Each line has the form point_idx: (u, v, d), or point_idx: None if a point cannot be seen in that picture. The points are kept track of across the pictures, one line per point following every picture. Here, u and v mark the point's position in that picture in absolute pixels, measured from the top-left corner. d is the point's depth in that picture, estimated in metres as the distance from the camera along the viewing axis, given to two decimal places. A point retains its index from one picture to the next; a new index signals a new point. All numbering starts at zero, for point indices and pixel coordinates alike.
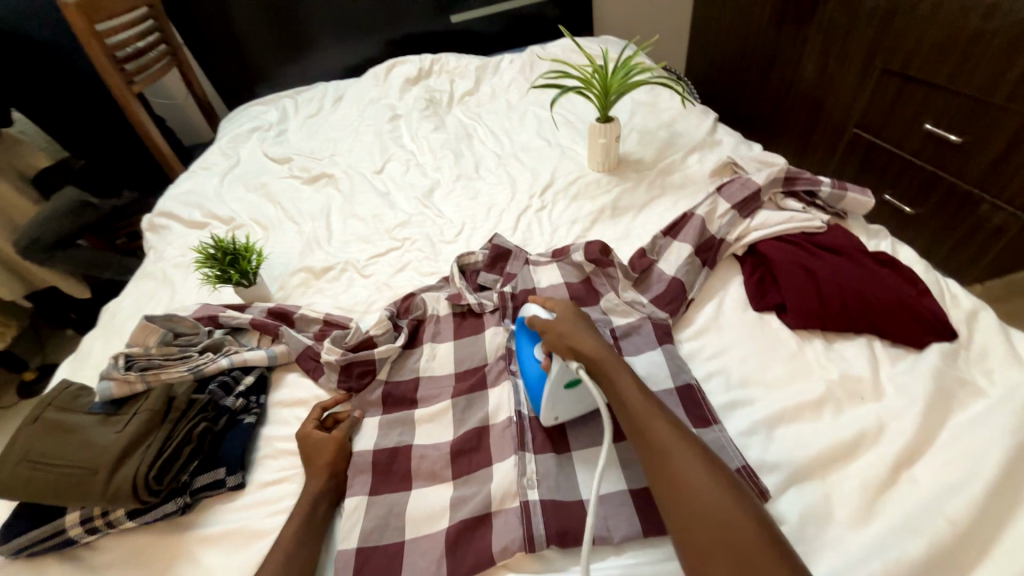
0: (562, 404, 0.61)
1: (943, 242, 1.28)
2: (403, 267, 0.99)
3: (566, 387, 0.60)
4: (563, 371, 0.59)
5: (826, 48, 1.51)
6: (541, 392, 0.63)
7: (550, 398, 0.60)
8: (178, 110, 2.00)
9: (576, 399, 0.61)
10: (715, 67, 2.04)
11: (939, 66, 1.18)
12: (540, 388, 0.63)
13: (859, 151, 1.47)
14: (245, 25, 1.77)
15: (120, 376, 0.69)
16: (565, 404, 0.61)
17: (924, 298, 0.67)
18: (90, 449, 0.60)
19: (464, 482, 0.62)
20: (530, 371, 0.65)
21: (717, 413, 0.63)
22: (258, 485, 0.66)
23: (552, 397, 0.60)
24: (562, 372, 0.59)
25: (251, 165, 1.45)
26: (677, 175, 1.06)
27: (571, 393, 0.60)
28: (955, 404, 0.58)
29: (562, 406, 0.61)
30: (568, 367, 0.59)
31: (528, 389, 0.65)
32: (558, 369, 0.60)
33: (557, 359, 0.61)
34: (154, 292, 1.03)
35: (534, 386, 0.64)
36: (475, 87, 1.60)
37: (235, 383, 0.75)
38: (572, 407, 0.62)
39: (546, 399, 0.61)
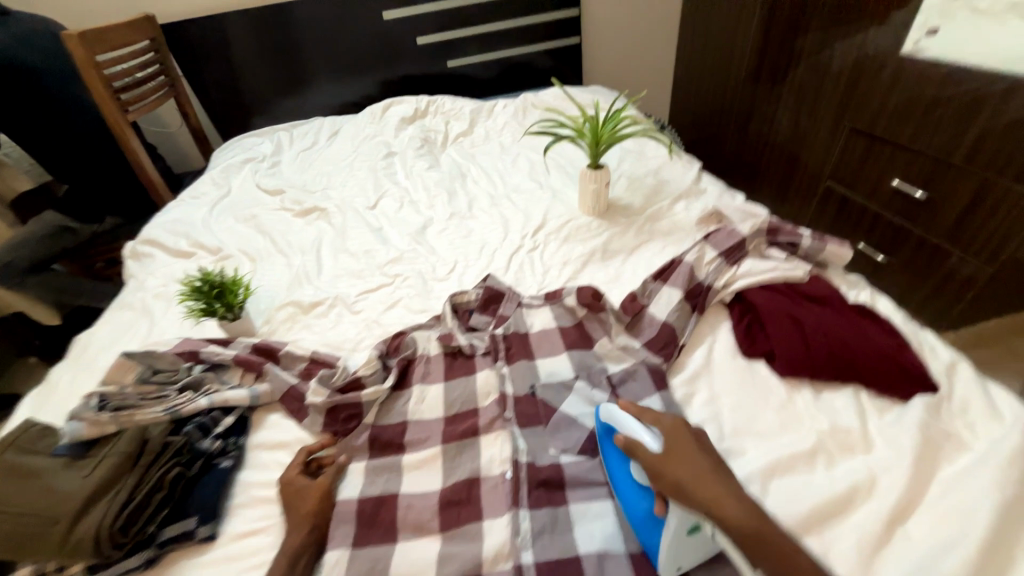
0: (684, 554, 0.52)
1: (918, 290, 1.34)
2: (394, 304, 0.98)
3: (689, 536, 0.50)
4: (684, 519, 0.50)
5: (798, 106, 1.62)
6: (654, 537, 0.53)
7: (670, 549, 0.51)
8: (170, 138, 2.01)
9: (698, 544, 0.52)
10: (697, 118, 2.16)
11: (901, 128, 1.28)
12: (654, 535, 0.53)
13: (834, 201, 1.56)
14: (247, 61, 1.82)
15: (92, 416, 0.64)
16: (686, 553, 0.52)
17: (905, 349, 0.69)
18: (49, 498, 0.56)
19: (452, 536, 0.59)
20: (634, 505, 0.55)
21: None
22: (232, 536, 0.62)
23: (672, 550, 0.51)
24: (681, 522, 0.50)
25: (242, 196, 1.45)
26: (664, 221, 1.10)
27: (692, 539, 0.51)
28: (941, 458, 0.58)
29: (683, 556, 0.52)
30: (690, 515, 0.50)
31: (635, 530, 0.56)
32: (678, 522, 0.50)
33: (674, 506, 0.51)
34: (131, 323, 1.00)
35: (643, 526, 0.54)
36: (470, 128, 1.66)
37: (213, 425, 0.71)
38: (694, 555, 0.53)
39: (665, 549, 0.51)
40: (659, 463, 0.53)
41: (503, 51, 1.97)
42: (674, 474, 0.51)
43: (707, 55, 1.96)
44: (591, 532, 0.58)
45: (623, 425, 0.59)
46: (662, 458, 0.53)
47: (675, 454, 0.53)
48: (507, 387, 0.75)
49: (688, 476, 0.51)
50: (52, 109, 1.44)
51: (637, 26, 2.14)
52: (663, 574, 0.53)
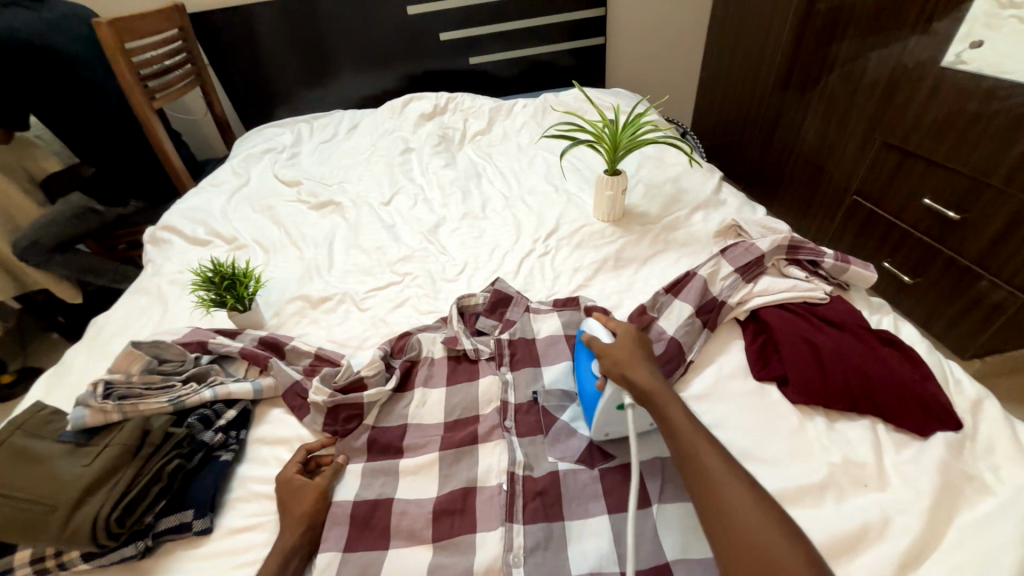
0: (610, 424, 0.64)
1: (942, 314, 1.28)
2: (402, 303, 0.98)
3: (616, 409, 0.62)
4: (613, 394, 0.62)
5: (828, 116, 1.56)
6: (592, 408, 0.66)
7: (599, 417, 0.63)
8: (195, 126, 2.04)
9: (625, 421, 0.64)
10: (721, 124, 2.11)
11: (937, 145, 1.22)
12: (593, 405, 0.66)
13: (859, 217, 1.50)
14: (271, 51, 1.84)
15: (97, 404, 0.65)
16: (614, 424, 0.64)
17: (929, 382, 0.66)
18: (52, 484, 0.57)
19: (445, 547, 0.58)
20: (585, 387, 0.69)
21: None
22: (226, 531, 0.62)
23: (600, 415, 0.63)
24: (612, 394, 0.62)
25: (260, 186, 1.46)
26: (681, 231, 1.07)
27: (618, 414, 0.63)
28: (961, 502, 0.55)
29: (611, 425, 0.64)
30: (618, 392, 0.62)
31: (583, 405, 0.69)
32: (609, 391, 0.62)
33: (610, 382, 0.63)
34: (145, 309, 1.02)
35: (587, 402, 0.67)
36: (488, 127, 1.64)
37: (215, 417, 0.72)
38: (622, 427, 0.64)
39: (595, 415, 0.64)
40: (611, 352, 0.66)
41: (526, 50, 1.95)
42: (616, 356, 0.65)
43: (736, 59, 1.91)
44: (585, 550, 0.57)
45: (592, 329, 0.72)
46: (610, 347, 0.67)
47: (620, 346, 0.66)
48: (508, 395, 0.74)
49: (624, 358, 0.64)
50: (82, 93, 1.47)
51: (665, 28, 2.09)
52: (594, 436, 0.65)
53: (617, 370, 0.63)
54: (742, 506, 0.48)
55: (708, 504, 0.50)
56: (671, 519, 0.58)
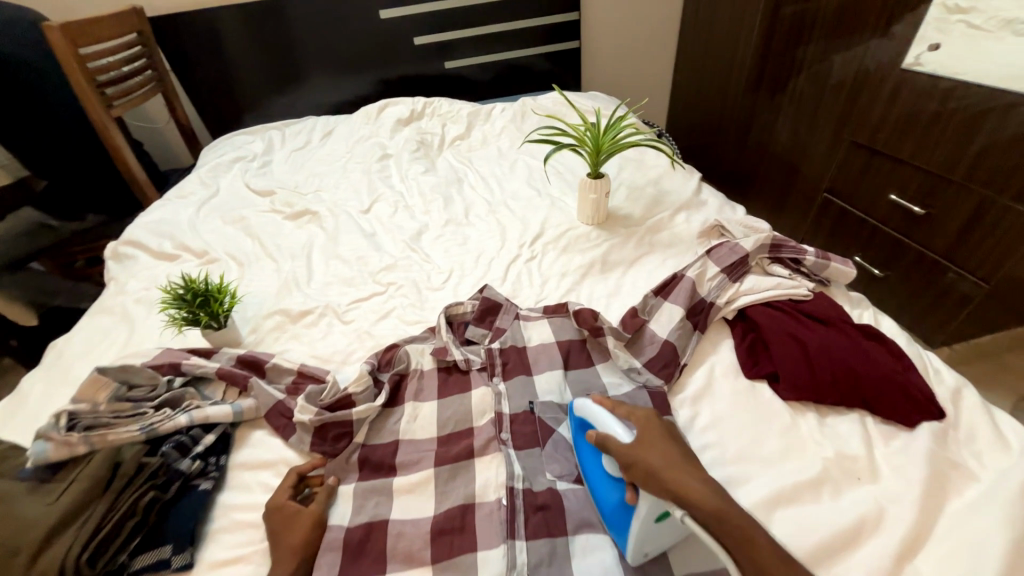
0: (652, 540, 0.52)
1: (915, 305, 1.33)
2: (386, 314, 0.95)
3: (656, 524, 0.51)
4: (653, 507, 0.50)
5: (797, 117, 1.62)
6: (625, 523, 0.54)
7: (639, 537, 0.51)
8: (157, 135, 1.95)
9: (668, 532, 0.52)
10: (694, 126, 2.15)
11: (901, 143, 1.28)
12: (624, 520, 0.55)
13: (831, 214, 1.56)
14: (238, 57, 1.77)
15: (60, 436, 0.60)
16: (658, 539, 0.52)
17: (911, 373, 0.68)
18: (12, 528, 0.52)
19: (445, 568, 0.56)
20: (608, 496, 0.57)
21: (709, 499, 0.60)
22: (209, 565, 0.58)
23: (640, 535, 0.51)
24: (649, 509, 0.50)
25: (231, 196, 1.40)
26: (665, 233, 1.08)
27: (661, 527, 0.51)
28: (950, 490, 0.57)
29: (652, 543, 0.53)
30: (658, 501, 0.50)
31: (608, 520, 0.57)
32: (646, 507, 0.50)
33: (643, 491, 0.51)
34: (110, 330, 0.96)
35: (617, 515, 0.56)
36: (467, 131, 1.63)
37: (193, 443, 0.67)
38: (663, 543, 0.53)
39: (633, 535, 0.52)
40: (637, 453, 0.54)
41: (502, 54, 1.95)
42: (647, 467, 0.52)
43: (707, 63, 1.96)
44: (590, 565, 0.55)
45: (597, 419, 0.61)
46: (637, 450, 0.54)
47: (647, 449, 0.54)
48: (503, 406, 0.72)
49: (659, 465, 0.51)
50: (32, 102, 1.38)
51: (637, 32, 2.12)
52: (630, 559, 0.54)
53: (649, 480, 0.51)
54: (771, 561, 0.44)
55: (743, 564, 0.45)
56: None
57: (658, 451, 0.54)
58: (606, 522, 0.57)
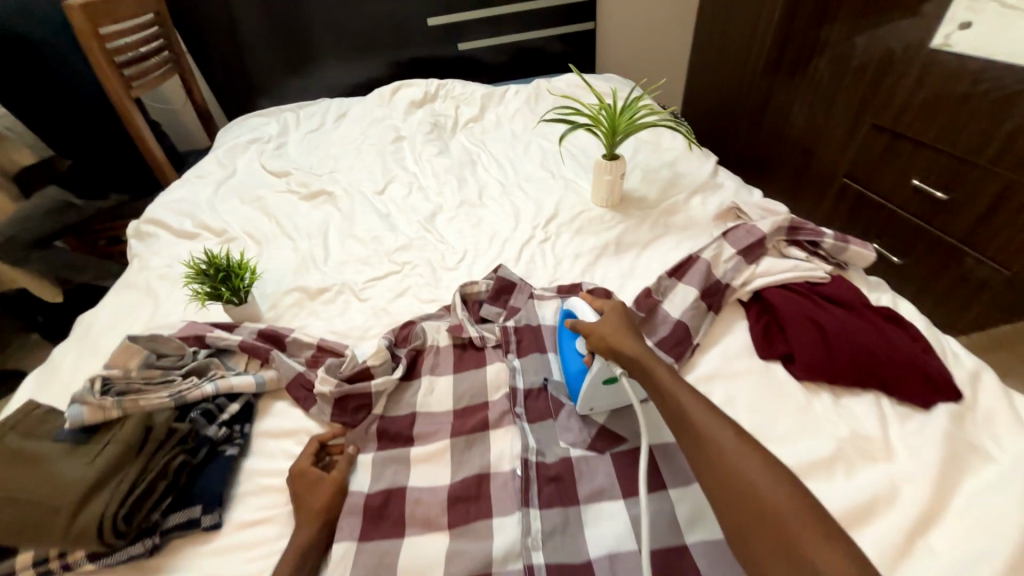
0: (599, 398, 0.66)
1: (931, 292, 1.31)
2: (402, 292, 0.96)
3: (604, 383, 0.64)
4: (603, 369, 0.64)
5: (816, 100, 1.58)
6: (580, 385, 0.68)
7: (589, 392, 0.65)
8: (174, 116, 1.97)
9: (614, 394, 0.66)
10: (711, 110, 2.11)
11: (926, 127, 1.24)
12: (579, 382, 0.68)
13: (849, 199, 1.53)
14: (253, 37, 1.77)
15: (95, 401, 0.63)
16: (603, 399, 0.66)
17: (929, 356, 0.68)
18: (54, 485, 0.55)
19: (462, 533, 0.58)
20: (572, 364, 0.70)
21: None
22: (236, 526, 0.61)
23: (590, 389, 0.65)
24: (599, 369, 0.64)
25: (248, 177, 1.42)
26: (680, 215, 1.07)
27: (608, 388, 0.65)
28: (965, 470, 0.57)
29: (598, 399, 0.66)
30: (608, 366, 0.64)
31: (569, 382, 0.70)
32: (598, 366, 0.64)
33: (598, 356, 0.65)
34: (135, 304, 0.99)
35: (575, 379, 0.69)
36: (480, 113, 1.62)
37: (218, 411, 0.70)
38: (607, 401, 0.67)
39: (584, 392, 0.66)
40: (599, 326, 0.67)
41: (517, 35, 1.92)
42: (599, 335, 0.65)
43: (726, 44, 1.91)
44: (602, 533, 0.57)
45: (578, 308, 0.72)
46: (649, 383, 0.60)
47: (603, 322, 0.67)
48: (517, 381, 0.73)
49: (608, 333, 0.65)
50: (54, 82, 1.40)
51: (654, 12, 2.07)
52: (579, 410, 0.68)
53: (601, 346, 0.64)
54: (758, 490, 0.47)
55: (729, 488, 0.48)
56: (684, 501, 0.59)
57: (612, 327, 0.66)
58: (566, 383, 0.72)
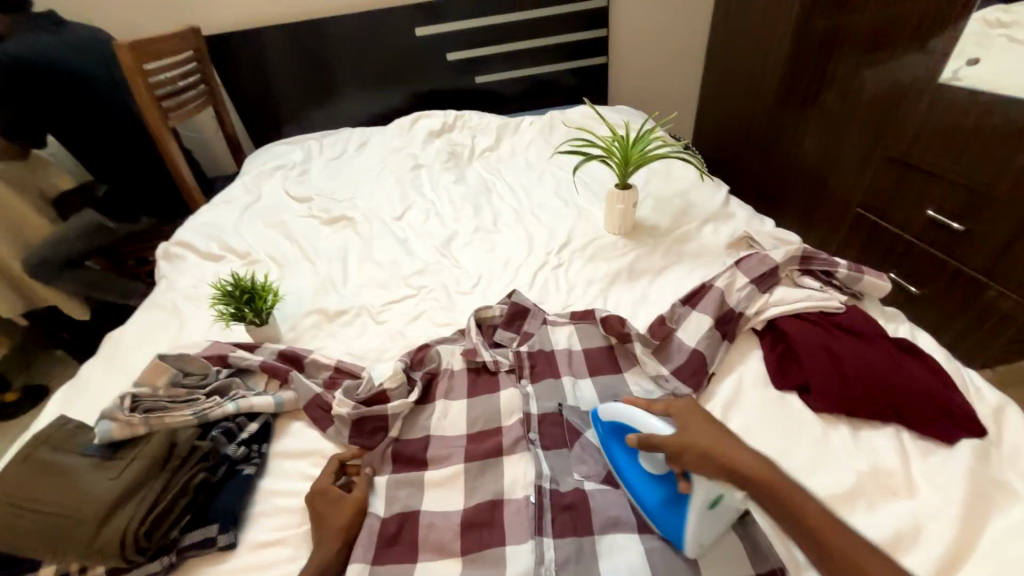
0: (706, 530, 0.54)
1: (952, 323, 1.29)
2: (418, 316, 0.98)
3: (711, 509, 0.53)
4: (706, 490, 0.53)
5: (827, 131, 1.60)
6: (677, 517, 0.55)
7: (697, 526, 0.53)
8: (205, 144, 2.08)
9: (719, 520, 0.54)
10: (721, 139, 2.15)
11: (938, 157, 1.25)
12: (675, 516, 0.55)
13: (863, 228, 1.52)
14: (282, 72, 1.88)
15: (123, 417, 0.65)
16: (711, 529, 0.54)
17: (951, 389, 0.66)
18: (79, 499, 0.57)
19: (474, 560, 0.58)
20: (652, 492, 0.58)
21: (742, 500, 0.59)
22: (251, 546, 0.61)
23: (699, 524, 0.53)
24: (704, 493, 0.53)
25: (272, 202, 1.48)
26: (692, 243, 1.08)
27: (715, 514, 0.53)
28: (992, 510, 0.55)
29: (706, 533, 0.54)
30: (710, 483, 0.54)
31: (657, 518, 0.57)
32: (702, 490, 0.53)
33: (697, 477, 0.55)
34: (162, 323, 1.02)
35: (666, 512, 0.56)
36: (496, 143, 1.67)
37: (238, 430, 0.72)
38: (714, 532, 0.54)
39: (690, 524, 0.53)
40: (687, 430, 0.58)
41: (532, 69, 2.00)
42: (696, 447, 0.56)
43: (736, 78, 1.96)
44: (616, 564, 0.56)
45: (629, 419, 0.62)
46: (679, 436, 0.58)
47: (693, 430, 0.58)
48: (531, 407, 0.74)
49: (710, 444, 0.56)
50: (99, 113, 1.50)
51: (665, 47, 2.15)
52: (687, 552, 0.54)
53: (699, 460, 0.55)
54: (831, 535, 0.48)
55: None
56: None
57: (703, 435, 0.57)
58: (652, 520, 0.58)
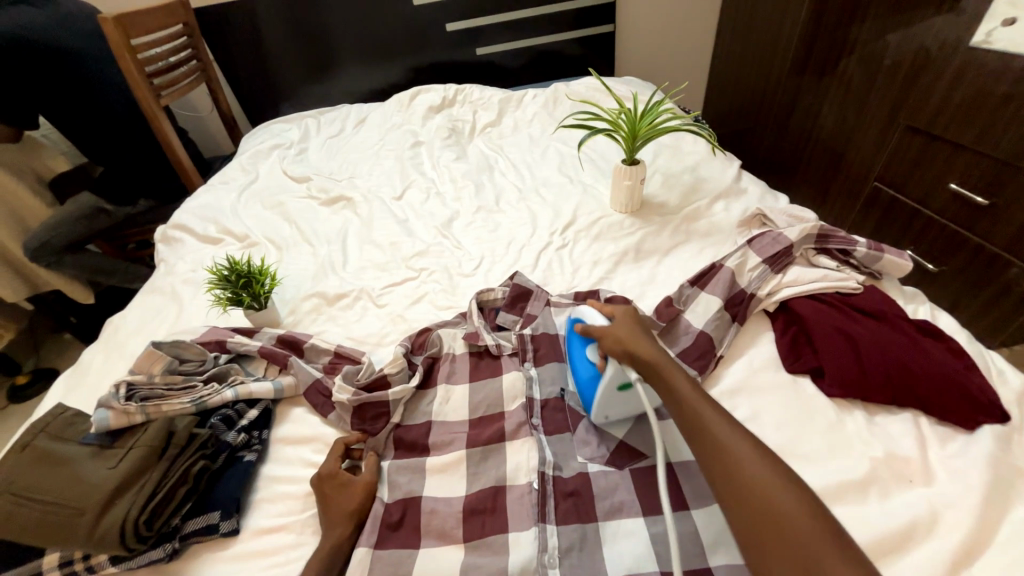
0: (613, 405, 0.64)
1: (970, 302, 1.25)
2: (419, 298, 0.96)
3: (619, 389, 0.63)
4: (617, 373, 0.62)
5: (846, 101, 1.52)
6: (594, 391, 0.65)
7: (603, 398, 0.63)
8: (201, 123, 2.03)
9: (629, 401, 0.64)
10: (733, 111, 2.06)
11: (964, 128, 1.18)
12: (592, 391, 0.66)
13: (881, 204, 1.47)
14: (276, 46, 1.81)
15: (119, 406, 0.64)
16: (618, 404, 0.64)
17: (973, 373, 0.64)
18: (78, 489, 0.56)
19: (477, 547, 0.57)
20: (583, 370, 0.69)
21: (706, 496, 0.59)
22: (254, 532, 0.61)
23: (604, 397, 0.63)
24: (614, 372, 0.62)
25: (270, 182, 1.44)
26: (702, 221, 1.04)
27: (623, 394, 0.63)
28: (1013, 498, 0.53)
29: (612, 407, 0.64)
30: (622, 371, 0.62)
31: (580, 390, 0.68)
32: (612, 371, 0.62)
33: (612, 360, 0.63)
34: (161, 307, 1.01)
35: (586, 387, 0.67)
36: (498, 118, 1.61)
37: (238, 417, 0.71)
38: (621, 409, 0.64)
39: (598, 397, 0.64)
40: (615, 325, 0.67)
41: (535, 39, 1.91)
42: (614, 335, 0.64)
43: (750, 45, 1.86)
44: (620, 550, 0.55)
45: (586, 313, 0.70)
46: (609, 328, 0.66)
47: (618, 325, 0.66)
48: (534, 392, 0.72)
49: (625, 337, 0.64)
50: (90, 93, 1.45)
51: (675, 13, 2.04)
52: (594, 419, 0.66)
53: (613, 346, 0.64)
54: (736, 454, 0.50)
55: (759, 522, 0.45)
56: (709, 521, 0.56)
57: (628, 330, 0.65)
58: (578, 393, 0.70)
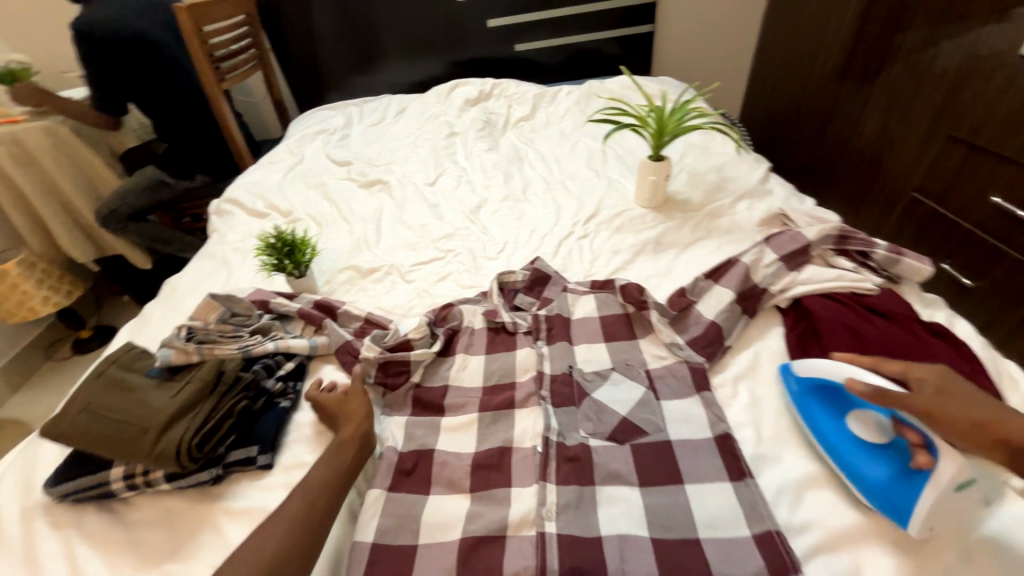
0: (942, 513, 0.50)
1: (1003, 321, 1.21)
2: (444, 277, 1.02)
3: (957, 492, 0.48)
4: (953, 474, 0.48)
5: (888, 108, 1.49)
6: (906, 493, 0.51)
7: (931, 503, 0.49)
8: (255, 108, 2.17)
9: (963, 505, 0.49)
10: (770, 116, 2.03)
11: (1008, 139, 1.15)
12: (902, 491, 0.52)
13: (917, 215, 1.43)
14: (328, 38, 1.92)
15: (180, 346, 0.74)
16: (950, 510, 0.49)
17: (981, 377, 0.64)
18: (144, 411, 0.65)
19: (482, 497, 0.63)
20: (868, 458, 0.56)
21: (686, 473, 0.62)
22: (284, 468, 0.69)
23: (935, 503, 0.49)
24: (947, 473, 0.48)
25: (313, 164, 1.54)
26: (724, 219, 1.06)
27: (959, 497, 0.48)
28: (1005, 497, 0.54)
29: (942, 515, 0.50)
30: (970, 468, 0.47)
31: (874, 491, 0.54)
32: (942, 470, 0.48)
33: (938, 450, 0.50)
34: (212, 271, 1.11)
35: (889, 487, 0.53)
36: (531, 113, 1.66)
37: (276, 366, 0.79)
38: (954, 516, 0.50)
39: (924, 502, 0.50)
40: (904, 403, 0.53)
41: (573, 37, 1.95)
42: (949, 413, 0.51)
43: (792, 49, 1.83)
44: (613, 512, 0.59)
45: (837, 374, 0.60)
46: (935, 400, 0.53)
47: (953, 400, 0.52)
48: (545, 366, 0.77)
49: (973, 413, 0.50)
50: (164, 76, 1.58)
51: (717, 15, 2.03)
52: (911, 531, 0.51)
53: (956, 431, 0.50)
54: None
55: None
56: (700, 494, 0.60)
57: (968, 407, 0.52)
58: (868, 494, 0.55)
